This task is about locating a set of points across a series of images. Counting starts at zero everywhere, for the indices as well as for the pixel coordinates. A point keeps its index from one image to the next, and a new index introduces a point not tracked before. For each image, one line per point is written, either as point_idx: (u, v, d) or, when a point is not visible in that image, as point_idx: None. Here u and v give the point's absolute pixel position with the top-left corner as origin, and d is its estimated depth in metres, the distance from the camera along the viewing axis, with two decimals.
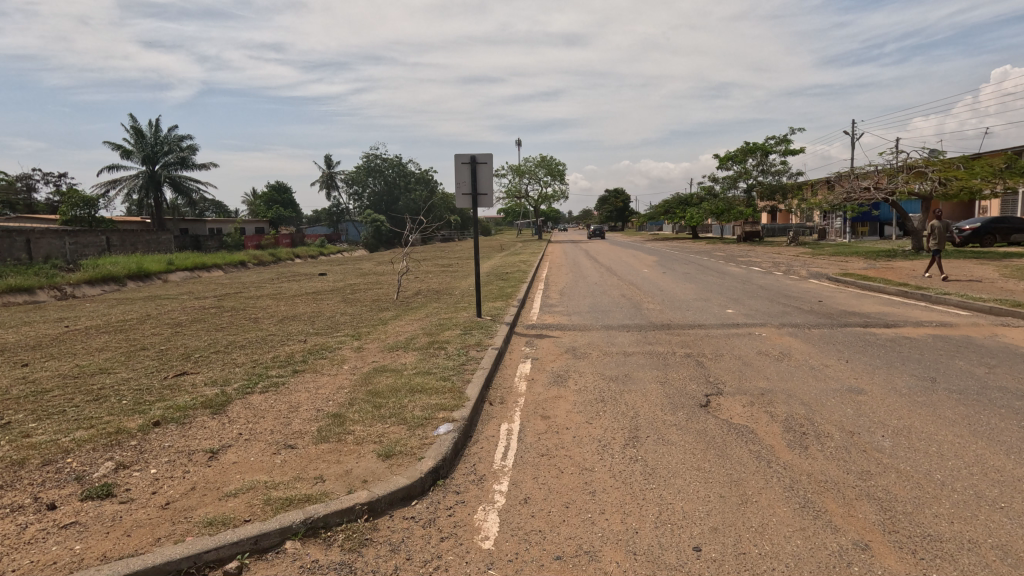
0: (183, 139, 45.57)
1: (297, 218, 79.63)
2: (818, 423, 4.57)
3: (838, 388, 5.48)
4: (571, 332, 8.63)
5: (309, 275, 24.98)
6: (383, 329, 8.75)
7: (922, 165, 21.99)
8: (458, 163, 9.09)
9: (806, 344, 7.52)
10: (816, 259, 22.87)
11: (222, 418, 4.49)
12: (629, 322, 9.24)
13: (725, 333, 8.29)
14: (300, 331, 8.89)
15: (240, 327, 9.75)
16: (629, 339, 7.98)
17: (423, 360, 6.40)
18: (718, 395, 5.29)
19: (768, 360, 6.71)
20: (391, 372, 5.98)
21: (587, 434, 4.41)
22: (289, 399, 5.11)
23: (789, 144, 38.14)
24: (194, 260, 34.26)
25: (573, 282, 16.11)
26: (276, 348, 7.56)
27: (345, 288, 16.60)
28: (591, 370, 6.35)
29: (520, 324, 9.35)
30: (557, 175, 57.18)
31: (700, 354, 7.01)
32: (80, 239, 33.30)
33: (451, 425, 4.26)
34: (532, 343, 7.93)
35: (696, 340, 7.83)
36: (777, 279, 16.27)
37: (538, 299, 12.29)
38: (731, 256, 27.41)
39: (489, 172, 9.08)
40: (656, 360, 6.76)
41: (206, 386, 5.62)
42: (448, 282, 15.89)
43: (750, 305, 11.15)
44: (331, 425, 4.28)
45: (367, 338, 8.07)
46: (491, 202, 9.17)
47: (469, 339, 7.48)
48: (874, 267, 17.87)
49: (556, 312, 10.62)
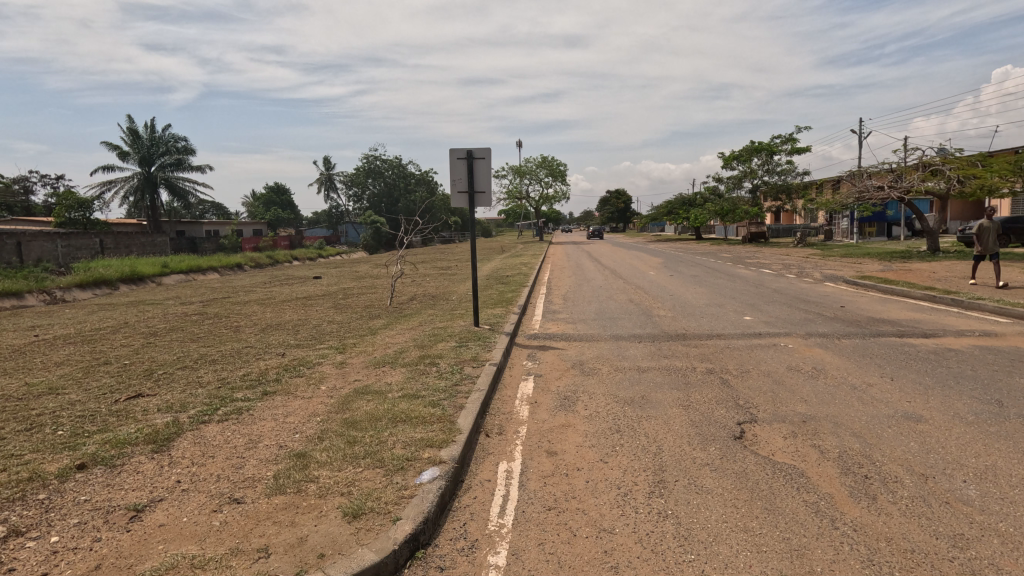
0: (180, 140, 44.91)
1: (297, 220, 79.07)
2: (880, 462, 3.81)
3: (890, 414, 4.73)
4: (577, 344, 7.87)
5: (303, 277, 24.25)
6: (371, 340, 7.98)
7: (938, 163, 21.25)
8: (453, 158, 8.35)
9: (840, 357, 6.76)
10: (828, 260, 22.14)
11: (163, 459, 3.73)
12: (640, 331, 8.48)
13: (747, 344, 7.54)
14: (281, 342, 8.13)
15: (218, 337, 8.98)
16: (642, 352, 7.23)
17: (411, 380, 5.63)
18: (752, 424, 4.53)
19: (801, 377, 5.96)
20: (373, 394, 5.21)
21: (601, 479, 3.64)
22: (249, 431, 4.33)
23: (795, 143, 37.48)
24: (189, 263, 33.57)
25: (577, 285, 15.39)
26: (250, 363, 6.80)
27: (338, 293, 15.83)
28: (602, 390, 5.60)
29: (522, 333, 8.59)
30: (558, 176, 56.48)
31: (723, 371, 6.27)
32: (74, 242, 32.65)
33: (438, 469, 3.51)
34: (534, 356, 7.18)
35: (716, 353, 7.08)
36: (791, 282, 15.53)
37: (540, 305, 11.54)
38: (738, 257, 26.64)
39: (488, 168, 8.33)
40: (675, 378, 6.00)
41: (157, 413, 4.85)
42: (446, 286, 15.13)
43: (769, 311, 10.39)
44: (292, 469, 3.51)
45: (352, 351, 7.30)
46: (489, 200, 8.40)
47: (464, 353, 6.72)
48: (890, 270, 17.13)
49: (560, 319, 9.85)
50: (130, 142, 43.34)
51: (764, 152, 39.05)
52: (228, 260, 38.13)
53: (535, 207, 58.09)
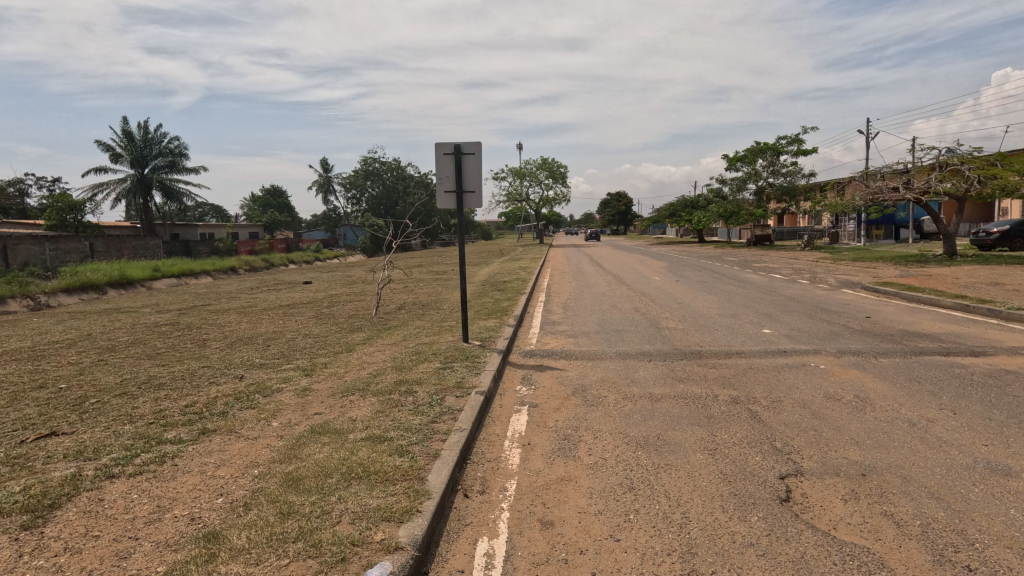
0: (174, 142, 44.07)
1: (294, 223, 78.29)
2: (981, 543, 2.87)
3: (971, 464, 3.79)
4: (578, 363, 6.95)
5: (293, 283, 23.33)
6: (346, 360, 7.04)
7: (958, 163, 20.28)
8: (439, 154, 7.44)
9: (884, 382, 5.84)
10: (840, 264, 21.21)
11: (27, 544, 2.79)
12: (650, 348, 7.56)
13: (773, 365, 6.62)
14: (244, 361, 7.18)
15: (178, 354, 8.03)
16: (654, 375, 6.31)
17: (379, 416, 4.69)
18: (799, 480, 3.60)
19: (843, 408, 5.03)
20: (330, 436, 4.27)
21: (613, 570, 2.72)
22: (162, 492, 3.40)
23: (801, 143, 36.61)
24: (181, 266, 32.67)
25: (578, 292, 14.51)
26: (202, 389, 5.86)
27: (324, 300, 14.87)
28: (608, 428, 4.67)
29: (517, 350, 7.67)
30: (558, 178, 55.62)
31: (751, 400, 5.33)
32: (62, 245, 31.73)
33: (390, 563, 2.59)
34: (529, 380, 6.26)
35: (739, 376, 6.15)
36: (805, 289, 14.63)
37: (538, 315, 10.64)
38: (744, 262, 25.67)
39: (478, 165, 7.43)
40: (695, 410, 5.08)
41: (60, 462, 3.91)
42: (438, 293, 14.25)
43: (788, 323, 9.47)
44: (193, 562, 2.58)
45: (321, 373, 6.38)
46: (480, 201, 7.51)
47: (448, 377, 5.79)
48: (909, 275, 16.18)
49: (559, 333, 8.94)
50: (124, 144, 42.47)
51: (768, 153, 38.12)
52: (222, 263, 37.32)
53: (535, 209, 57.23)
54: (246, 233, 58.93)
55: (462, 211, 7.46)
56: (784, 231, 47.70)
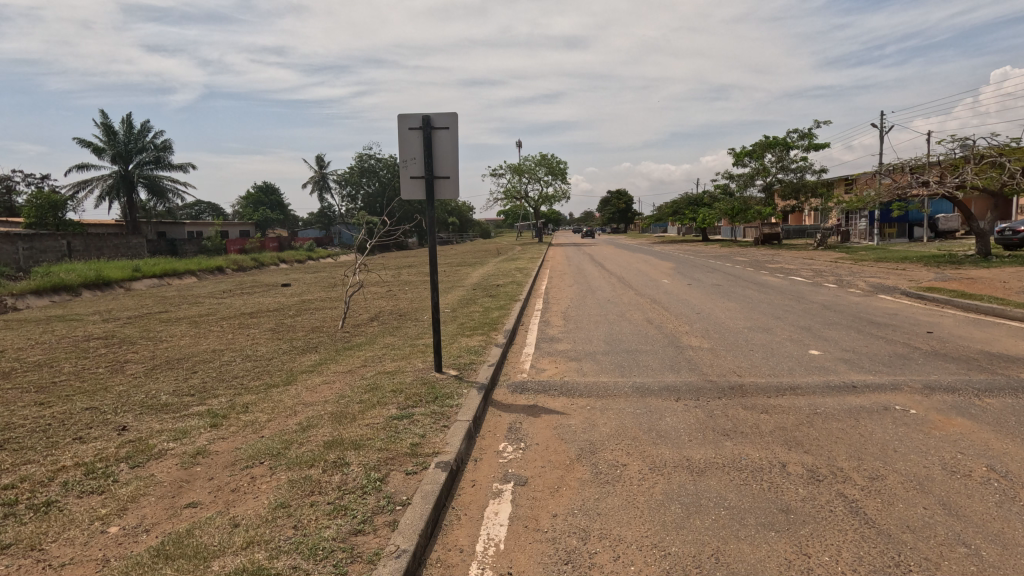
0: (158, 136, 42.27)
1: (288, 221, 76.39)
2: None
3: None
4: (584, 403, 5.27)
5: (272, 285, 21.60)
6: (276, 399, 5.30)
7: (996, 155, 18.35)
8: (402, 129, 5.73)
9: (1012, 440, 4.15)
10: (865, 266, 19.50)
11: None
12: (674, 380, 5.88)
13: (846, 410, 4.91)
14: (144, 399, 5.43)
15: (73, 386, 6.28)
16: (689, 428, 4.62)
17: (276, 518, 2.99)
18: None
19: (985, 494, 3.35)
20: (185, 566, 2.59)
21: None
22: None
23: (813, 138, 34.84)
24: (163, 266, 30.91)
25: (579, 298, 12.84)
26: (53, 450, 4.14)
27: (291, 308, 13.05)
28: (636, 539, 2.98)
29: (505, 382, 5.96)
30: (558, 175, 53.88)
31: (840, 476, 3.64)
32: (37, 243, 29.96)
33: None
34: (518, 433, 4.57)
35: (806, 431, 4.46)
36: (838, 294, 12.96)
37: (534, 330, 8.97)
38: (757, 262, 23.94)
39: (454, 143, 5.75)
40: (764, 498, 3.38)
41: None
42: (422, 300, 12.56)
43: (838, 341, 7.79)
44: None
45: (233, 424, 4.64)
46: (456, 188, 5.79)
47: (400, 436, 4.08)
48: (951, 278, 14.52)
49: (558, 355, 7.24)
50: (105, 139, 40.70)
51: (778, 147, 36.36)
52: (208, 263, 35.57)
53: (534, 207, 55.46)
54: (237, 231, 57.12)
55: (433, 203, 5.77)
56: (791, 230, 45.99)
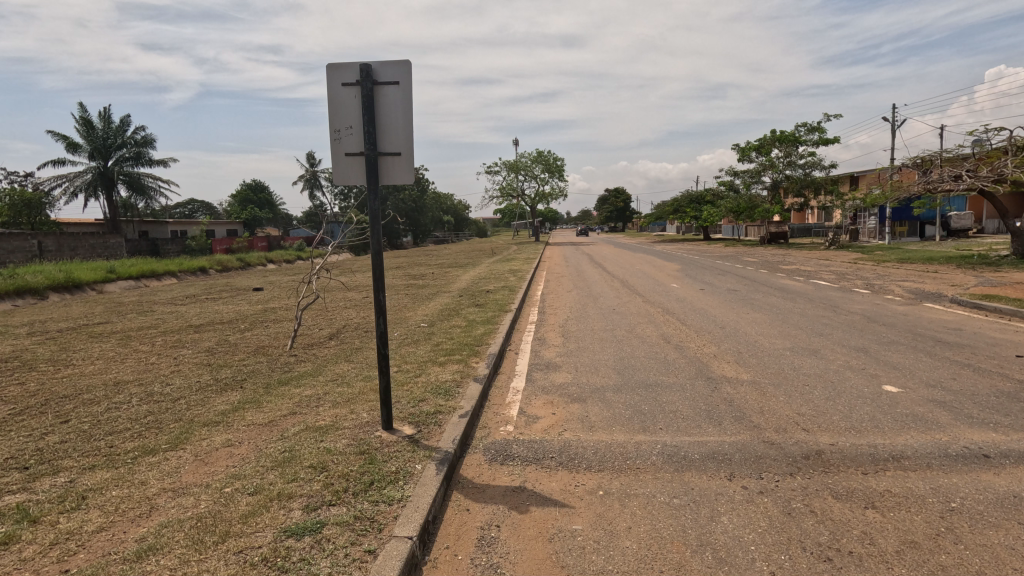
0: (137, 131, 40.26)
1: (278, 219, 74.41)
2: None
3: None
4: (593, 489, 3.52)
5: (244, 289, 19.78)
6: (134, 483, 3.53)
7: None
8: (333, 86, 4.03)
9: None
10: (891, 268, 17.84)
11: None
12: (723, 443, 4.13)
13: (996, 504, 3.20)
14: None
15: None
16: (763, 545, 2.89)
17: None
18: None
19: None
20: None
21: None
22: None
23: (823, 131, 33.20)
24: (139, 267, 29.03)
25: (580, 308, 11.10)
26: None
27: (246, 320, 11.24)
28: None
29: (482, 445, 4.21)
30: (555, 172, 52.17)
31: None
32: (4, 243, 27.98)
33: None
34: (492, 555, 2.86)
35: (961, 556, 2.73)
36: (881, 303, 11.22)
37: (525, 352, 7.23)
38: (770, 263, 22.25)
39: (405, 102, 4.04)
40: None
41: None
42: (398, 310, 10.78)
43: (915, 372, 6.05)
44: None
45: (26, 543, 2.85)
46: (411, 169, 4.09)
47: None
48: (1002, 282, 12.84)
49: (557, 393, 5.50)
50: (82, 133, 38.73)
51: (786, 142, 34.75)
52: (190, 263, 33.79)
53: (532, 205, 53.72)
54: (224, 230, 55.14)
55: (377, 189, 4.07)
56: (796, 229, 44.39)
